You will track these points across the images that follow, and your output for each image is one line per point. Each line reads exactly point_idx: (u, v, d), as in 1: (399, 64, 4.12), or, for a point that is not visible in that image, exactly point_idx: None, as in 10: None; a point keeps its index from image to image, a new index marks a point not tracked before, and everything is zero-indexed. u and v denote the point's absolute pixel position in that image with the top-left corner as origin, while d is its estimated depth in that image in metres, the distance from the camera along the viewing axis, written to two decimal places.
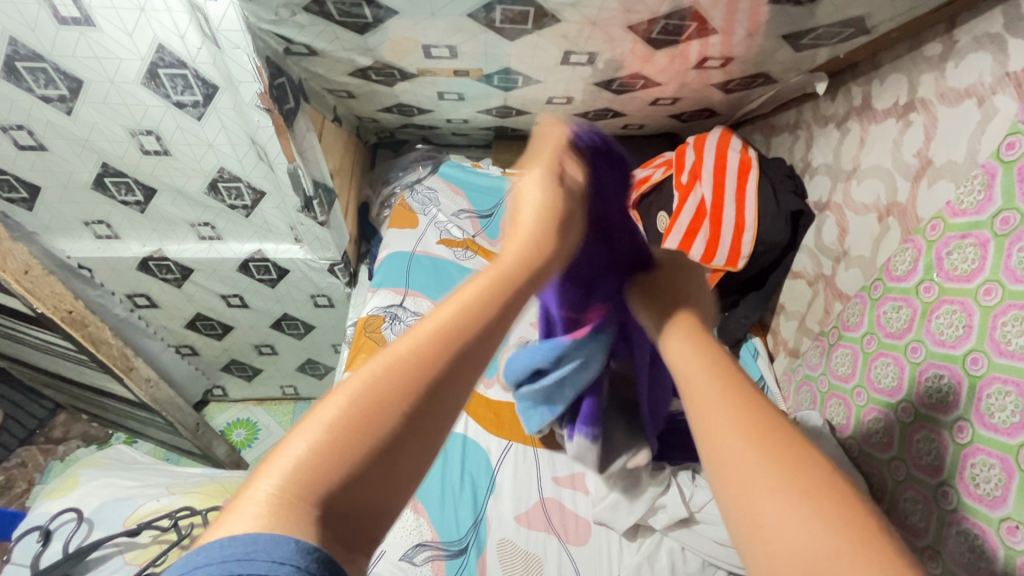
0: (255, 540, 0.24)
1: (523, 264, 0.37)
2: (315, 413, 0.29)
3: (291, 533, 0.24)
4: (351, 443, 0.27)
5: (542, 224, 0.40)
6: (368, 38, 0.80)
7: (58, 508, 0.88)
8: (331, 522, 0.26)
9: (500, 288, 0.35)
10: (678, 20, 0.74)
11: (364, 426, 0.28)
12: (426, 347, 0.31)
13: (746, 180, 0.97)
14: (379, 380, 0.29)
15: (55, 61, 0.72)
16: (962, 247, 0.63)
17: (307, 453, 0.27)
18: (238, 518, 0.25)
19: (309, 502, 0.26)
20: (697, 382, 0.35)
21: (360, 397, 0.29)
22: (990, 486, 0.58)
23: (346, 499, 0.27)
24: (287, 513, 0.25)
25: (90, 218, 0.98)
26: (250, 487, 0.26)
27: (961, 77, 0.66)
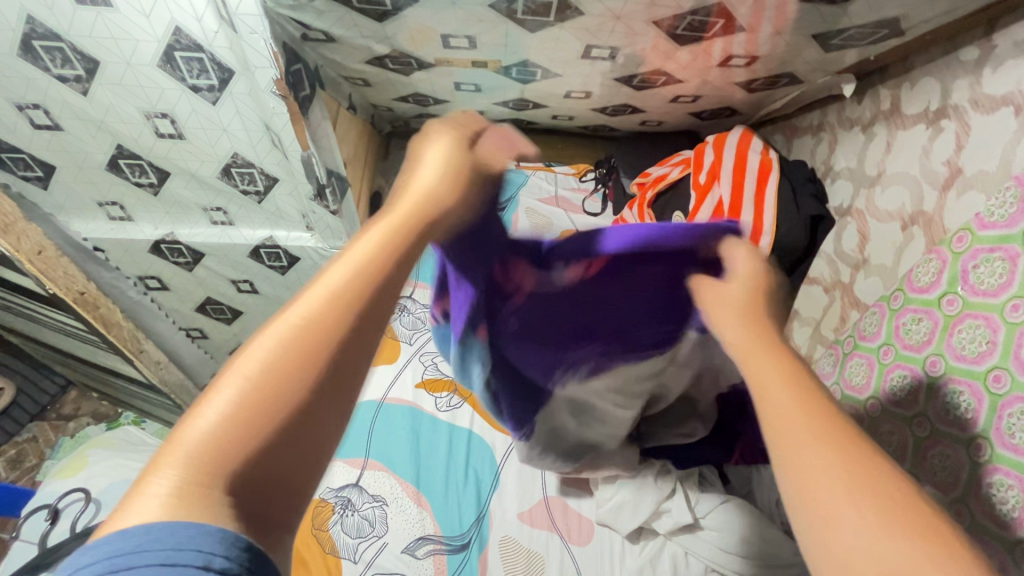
0: (148, 531, 0.23)
1: (420, 213, 0.37)
2: (207, 396, 0.28)
3: (192, 520, 0.24)
4: (251, 423, 0.27)
5: (447, 183, 0.39)
6: (387, 26, 0.79)
7: (67, 487, 0.89)
8: (240, 505, 0.26)
9: (390, 249, 0.34)
10: (704, 16, 0.72)
11: (264, 406, 0.27)
12: (318, 312, 0.30)
13: (767, 181, 0.94)
14: (278, 352, 0.29)
15: (72, 40, 0.71)
16: (990, 261, 0.62)
17: (200, 439, 0.26)
18: (131, 513, 0.24)
19: (213, 483, 0.25)
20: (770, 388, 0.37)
21: (252, 379, 0.28)
22: (1007, 507, 0.57)
23: (255, 477, 0.26)
24: (189, 501, 0.25)
25: (103, 199, 0.98)
26: (146, 479, 0.25)
27: (998, 84, 0.64)
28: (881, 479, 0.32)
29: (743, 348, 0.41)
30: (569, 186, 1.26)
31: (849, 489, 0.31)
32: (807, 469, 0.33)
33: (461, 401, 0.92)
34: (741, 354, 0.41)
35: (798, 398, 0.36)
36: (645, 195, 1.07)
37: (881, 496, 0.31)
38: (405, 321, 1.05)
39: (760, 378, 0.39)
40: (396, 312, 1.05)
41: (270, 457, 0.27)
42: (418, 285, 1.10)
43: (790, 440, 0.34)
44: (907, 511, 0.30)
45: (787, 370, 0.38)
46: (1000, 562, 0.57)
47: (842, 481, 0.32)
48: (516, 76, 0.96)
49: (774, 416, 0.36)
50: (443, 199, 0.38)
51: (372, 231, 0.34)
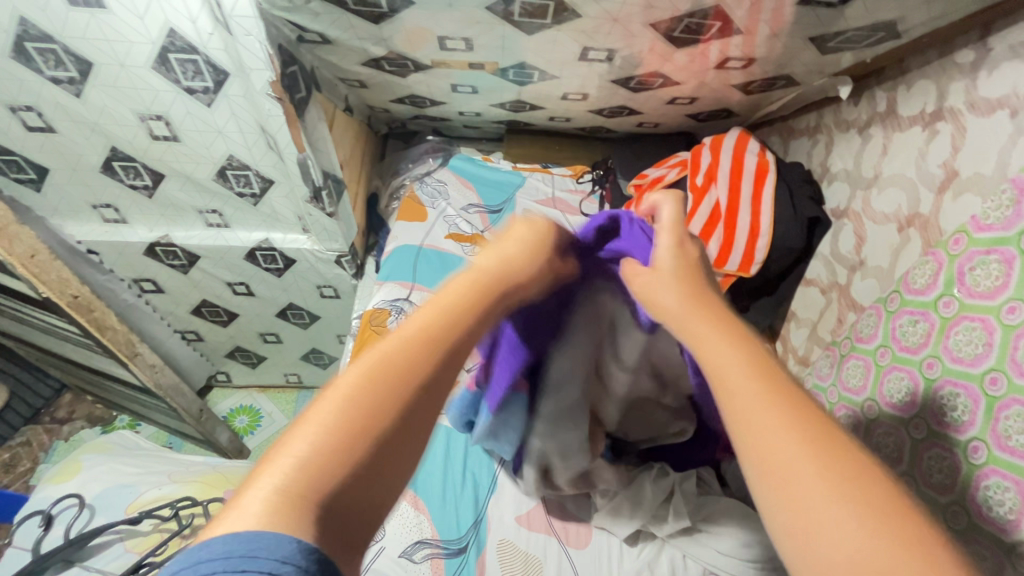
0: (256, 536, 0.26)
1: (498, 278, 0.42)
2: (308, 416, 0.32)
3: (290, 531, 0.27)
4: (349, 443, 0.31)
5: (531, 257, 0.45)
6: (383, 28, 0.79)
7: (60, 493, 0.89)
8: (327, 522, 0.29)
9: (471, 306, 0.39)
10: (701, 18, 0.71)
11: (361, 430, 0.31)
12: (412, 352, 0.35)
13: (763, 182, 0.94)
14: (372, 382, 0.33)
15: (65, 42, 0.71)
16: (986, 263, 0.62)
17: (303, 456, 0.30)
18: (239, 515, 0.28)
19: (311, 499, 0.29)
20: (728, 375, 0.38)
21: (351, 402, 0.32)
22: (1004, 509, 0.57)
23: (343, 497, 0.30)
24: (290, 511, 0.28)
25: (97, 201, 0.97)
26: (251, 486, 0.29)
27: (994, 87, 0.64)
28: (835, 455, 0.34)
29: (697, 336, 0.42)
30: (566, 187, 1.26)
31: (808, 470, 0.33)
32: (768, 453, 0.35)
33: None
34: (695, 340, 0.42)
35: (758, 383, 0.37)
36: (641, 197, 1.07)
37: (839, 472, 0.33)
38: None
39: (718, 366, 0.39)
40: (393, 314, 1.02)
41: (357, 482, 0.31)
42: (415, 288, 1.06)
43: (752, 428, 0.36)
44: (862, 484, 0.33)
45: (744, 354, 0.39)
46: (997, 564, 0.57)
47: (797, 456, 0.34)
48: (513, 78, 0.95)
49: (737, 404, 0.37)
50: (519, 264, 0.44)
51: (456, 286, 0.40)
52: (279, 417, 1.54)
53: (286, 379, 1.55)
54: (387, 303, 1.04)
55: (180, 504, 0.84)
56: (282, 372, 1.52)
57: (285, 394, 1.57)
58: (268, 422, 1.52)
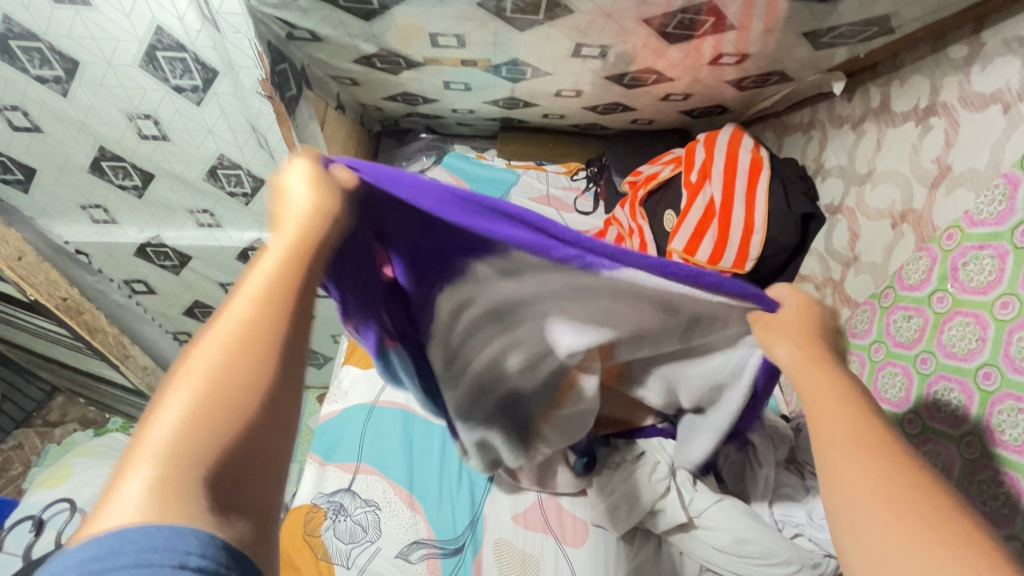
0: (126, 534, 0.22)
1: (310, 236, 0.34)
2: (163, 402, 0.27)
3: (177, 517, 0.23)
4: (209, 419, 0.26)
5: (314, 206, 0.36)
6: (374, 25, 0.78)
7: (52, 498, 0.88)
8: (224, 500, 0.25)
9: (292, 264, 0.33)
10: (694, 14, 0.71)
11: (221, 406, 0.27)
12: (247, 318, 0.30)
13: (757, 179, 0.94)
14: (218, 359, 0.28)
15: (50, 40, 0.69)
16: (979, 258, 0.62)
17: (166, 448, 0.25)
18: (108, 516, 0.23)
19: (194, 480, 0.25)
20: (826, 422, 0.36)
21: (202, 389, 0.27)
22: (997, 503, 0.57)
23: (230, 474, 0.26)
24: (169, 501, 0.23)
25: (86, 202, 0.96)
26: (116, 487, 0.24)
27: (987, 82, 0.64)
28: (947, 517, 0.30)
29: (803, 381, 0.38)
30: (560, 185, 1.26)
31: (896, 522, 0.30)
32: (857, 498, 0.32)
33: None
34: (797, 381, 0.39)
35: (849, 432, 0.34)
36: (636, 194, 1.08)
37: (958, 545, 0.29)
38: None
39: (814, 408, 0.37)
40: None
41: (241, 454, 0.26)
42: None
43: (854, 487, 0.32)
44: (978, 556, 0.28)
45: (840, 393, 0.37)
46: None
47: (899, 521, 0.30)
48: (506, 75, 0.95)
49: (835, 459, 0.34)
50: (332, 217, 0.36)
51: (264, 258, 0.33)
52: None
53: None
54: None
55: None
56: None
57: None
58: None
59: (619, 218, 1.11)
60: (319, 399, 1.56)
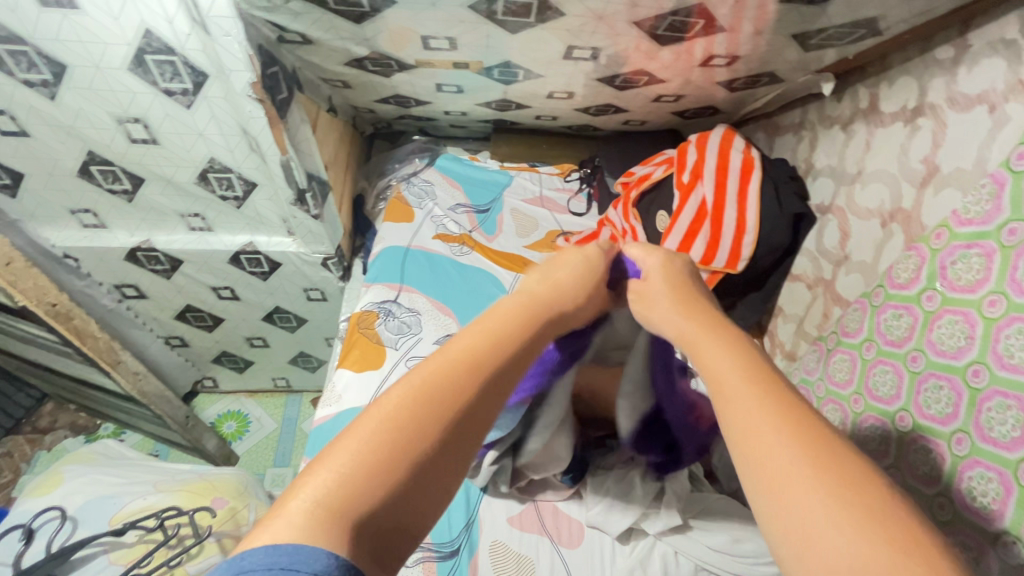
0: (294, 546, 0.28)
1: (527, 324, 0.44)
2: (363, 425, 0.35)
3: (331, 539, 0.29)
4: (394, 455, 0.33)
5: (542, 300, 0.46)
6: (365, 28, 0.78)
7: (41, 506, 0.87)
8: (368, 529, 0.31)
9: (488, 344, 0.40)
10: (685, 16, 0.71)
11: (409, 446, 0.34)
12: (464, 368, 0.38)
13: (749, 179, 0.94)
14: (414, 401, 0.36)
15: (37, 44, 0.69)
16: (967, 257, 0.63)
17: (348, 468, 0.32)
18: (277, 525, 0.30)
19: (348, 516, 0.31)
20: (718, 372, 0.40)
21: (398, 426, 0.35)
22: (987, 500, 0.58)
23: (387, 512, 0.32)
24: (331, 520, 0.30)
25: (75, 206, 0.95)
26: (303, 486, 0.32)
27: (973, 83, 0.65)
28: (820, 449, 0.34)
29: (694, 344, 0.44)
30: (553, 186, 1.26)
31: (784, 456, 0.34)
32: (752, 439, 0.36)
33: None
34: (688, 344, 0.45)
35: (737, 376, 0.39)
36: (628, 194, 1.07)
37: (821, 472, 0.33)
38: (390, 326, 0.99)
39: (712, 367, 0.41)
40: (381, 317, 0.99)
41: (400, 502, 0.33)
42: (403, 290, 1.04)
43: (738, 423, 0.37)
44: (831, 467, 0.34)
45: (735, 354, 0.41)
46: (980, 553, 0.58)
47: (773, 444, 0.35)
48: (498, 77, 0.95)
49: (725, 399, 0.39)
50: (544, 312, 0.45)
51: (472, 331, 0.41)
52: (268, 422, 1.52)
53: (274, 383, 1.53)
54: (375, 305, 1.01)
55: (165, 514, 0.83)
56: (270, 376, 1.50)
57: (274, 398, 1.55)
58: (256, 427, 1.50)
59: (612, 220, 1.10)
60: (313, 402, 1.55)
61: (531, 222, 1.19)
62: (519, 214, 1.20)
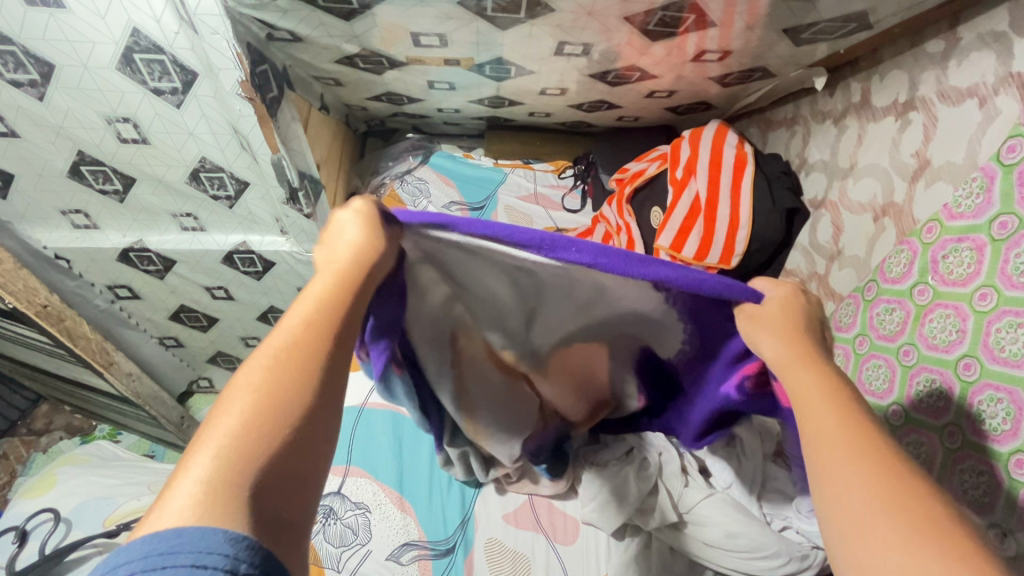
0: (176, 536, 0.25)
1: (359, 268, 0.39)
2: (219, 411, 0.31)
3: (217, 522, 0.26)
4: (256, 433, 0.30)
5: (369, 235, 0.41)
6: (355, 25, 0.77)
7: (35, 508, 0.86)
8: (262, 511, 0.28)
9: (330, 299, 0.37)
10: (676, 11, 0.71)
11: (268, 418, 0.31)
12: (298, 338, 0.34)
13: (742, 174, 0.94)
14: (267, 373, 0.32)
15: (24, 43, 0.68)
16: (958, 251, 0.63)
17: (220, 450, 0.29)
18: (165, 512, 0.27)
19: (237, 488, 0.28)
20: (813, 408, 0.36)
21: (254, 403, 0.31)
22: (979, 492, 0.58)
23: (271, 486, 0.29)
24: (213, 506, 0.27)
25: (67, 207, 0.94)
26: (172, 487, 0.28)
27: (963, 76, 0.65)
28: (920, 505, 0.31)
29: (788, 371, 0.39)
30: (548, 183, 1.26)
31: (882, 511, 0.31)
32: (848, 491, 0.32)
33: None
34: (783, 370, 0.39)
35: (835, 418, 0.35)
36: (623, 190, 1.07)
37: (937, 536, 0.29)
38: None
39: (804, 403, 0.37)
40: None
41: (281, 470, 0.30)
42: None
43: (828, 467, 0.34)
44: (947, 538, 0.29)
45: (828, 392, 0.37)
46: None
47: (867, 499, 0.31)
48: (490, 74, 0.94)
49: (818, 440, 0.35)
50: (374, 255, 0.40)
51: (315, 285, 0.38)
52: None
53: None
54: None
55: None
56: None
57: None
58: None
59: (607, 216, 1.11)
60: None
61: (526, 220, 1.19)
62: (513, 212, 1.20)
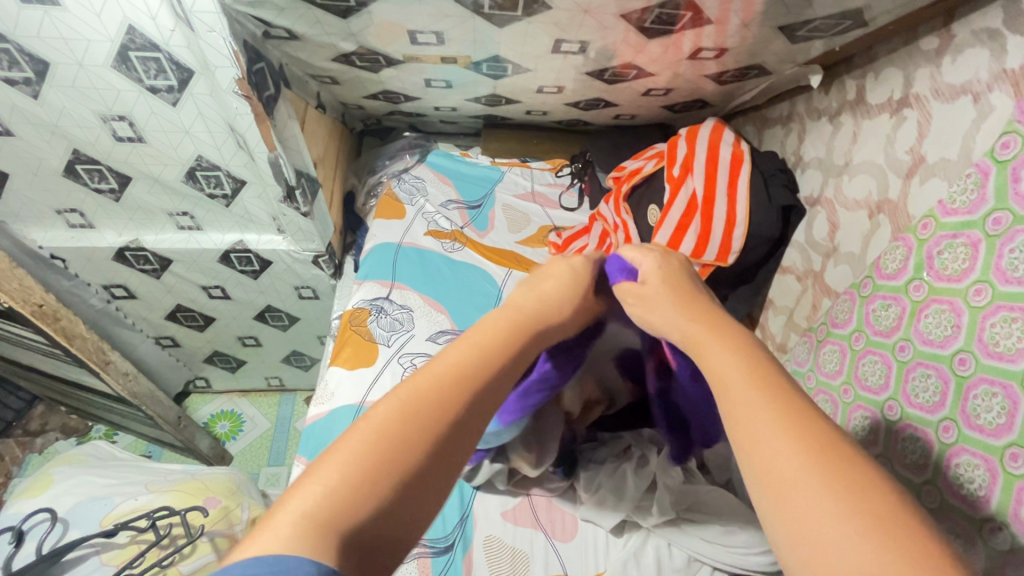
0: (277, 559, 0.28)
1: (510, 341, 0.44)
2: (343, 445, 0.35)
3: (312, 553, 0.29)
4: (372, 471, 0.34)
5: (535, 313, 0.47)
6: (351, 22, 0.77)
7: (31, 508, 0.86)
8: (350, 549, 0.31)
9: (466, 367, 0.40)
10: (672, 9, 0.71)
11: (388, 462, 0.35)
12: (430, 392, 0.38)
13: (738, 172, 0.94)
14: (395, 420, 0.36)
15: (19, 41, 0.68)
16: (953, 247, 0.63)
17: (336, 480, 0.33)
18: (273, 532, 0.30)
19: (335, 529, 0.31)
20: (726, 381, 0.40)
21: (374, 446, 0.35)
22: (973, 486, 0.58)
23: (365, 530, 0.32)
24: (314, 537, 0.30)
25: (62, 206, 0.94)
26: (285, 509, 0.32)
27: (957, 73, 0.65)
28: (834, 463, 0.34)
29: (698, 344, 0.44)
30: (545, 181, 1.26)
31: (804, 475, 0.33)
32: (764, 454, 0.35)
33: None
34: (694, 346, 0.44)
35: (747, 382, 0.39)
36: (620, 189, 1.07)
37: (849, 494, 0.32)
38: (383, 322, 0.98)
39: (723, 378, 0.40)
40: (373, 315, 0.99)
41: (381, 510, 0.33)
42: (395, 286, 1.04)
43: (743, 429, 0.37)
44: (846, 478, 0.33)
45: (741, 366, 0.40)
46: (967, 539, 0.59)
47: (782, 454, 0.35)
48: (487, 72, 0.95)
49: (733, 406, 0.38)
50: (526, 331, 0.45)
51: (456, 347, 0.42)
52: (261, 421, 1.51)
53: (267, 383, 1.52)
54: (367, 302, 1.01)
55: (157, 514, 0.82)
56: (263, 376, 1.49)
57: (267, 397, 1.55)
58: (250, 427, 1.49)
59: (604, 214, 1.11)
60: (306, 401, 1.55)
61: (523, 218, 1.19)
62: (511, 210, 1.20)
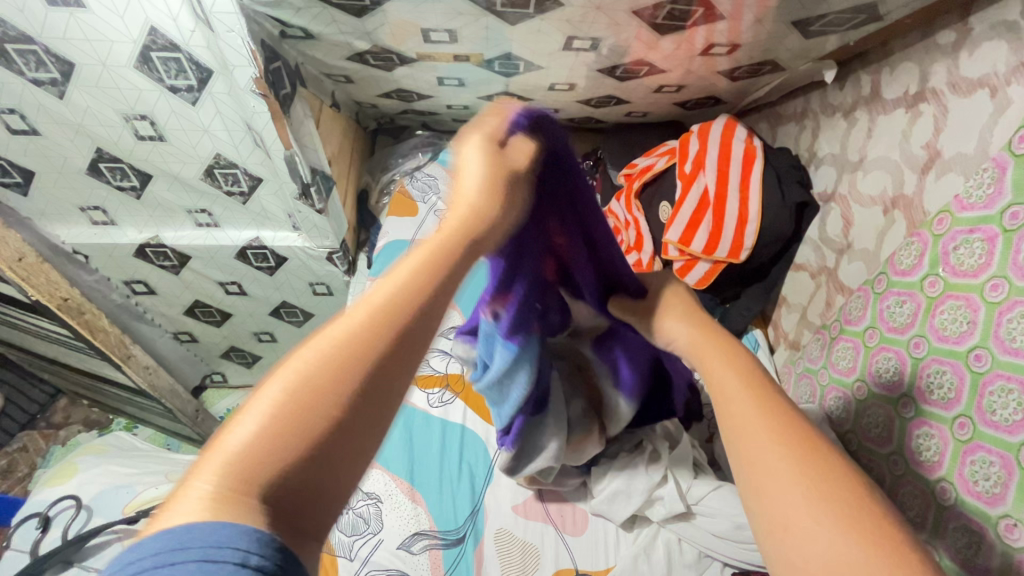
0: (188, 530, 0.24)
1: (456, 238, 0.36)
2: (254, 398, 0.29)
3: (228, 519, 0.24)
4: (282, 433, 0.27)
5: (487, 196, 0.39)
6: (366, 21, 0.78)
7: (56, 495, 0.89)
8: (275, 508, 0.26)
9: (418, 271, 0.33)
10: (684, 5, 0.71)
11: (305, 407, 0.28)
12: (364, 314, 0.31)
13: (751, 168, 0.93)
14: (313, 360, 0.29)
15: (46, 43, 0.70)
16: (969, 242, 0.62)
17: (246, 441, 0.27)
18: (174, 512, 0.25)
19: (249, 488, 0.26)
20: (724, 385, 0.39)
21: (295, 387, 0.28)
22: (990, 483, 0.58)
23: (297, 483, 0.27)
24: (228, 505, 0.25)
25: (85, 204, 0.96)
26: (186, 484, 0.26)
27: (975, 67, 0.64)
28: (816, 467, 0.33)
29: (698, 349, 0.43)
30: None
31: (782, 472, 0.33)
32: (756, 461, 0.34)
33: (452, 397, 0.93)
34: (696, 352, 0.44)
35: (746, 384, 0.38)
36: (631, 186, 1.08)
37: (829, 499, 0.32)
38: None
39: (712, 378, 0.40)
40: None
41: (306, 486, 0.27)
42: None
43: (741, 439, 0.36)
44: (842, 496, 0.32)
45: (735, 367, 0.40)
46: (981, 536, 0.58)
47: (788, 468, 0.33)
48: (499, 69, 0.95)
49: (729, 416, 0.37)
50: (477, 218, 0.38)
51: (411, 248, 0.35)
52: None
53: None
54: None
55: None
56: None
57: None
58: None
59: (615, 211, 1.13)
60: None
61: None
62: None
